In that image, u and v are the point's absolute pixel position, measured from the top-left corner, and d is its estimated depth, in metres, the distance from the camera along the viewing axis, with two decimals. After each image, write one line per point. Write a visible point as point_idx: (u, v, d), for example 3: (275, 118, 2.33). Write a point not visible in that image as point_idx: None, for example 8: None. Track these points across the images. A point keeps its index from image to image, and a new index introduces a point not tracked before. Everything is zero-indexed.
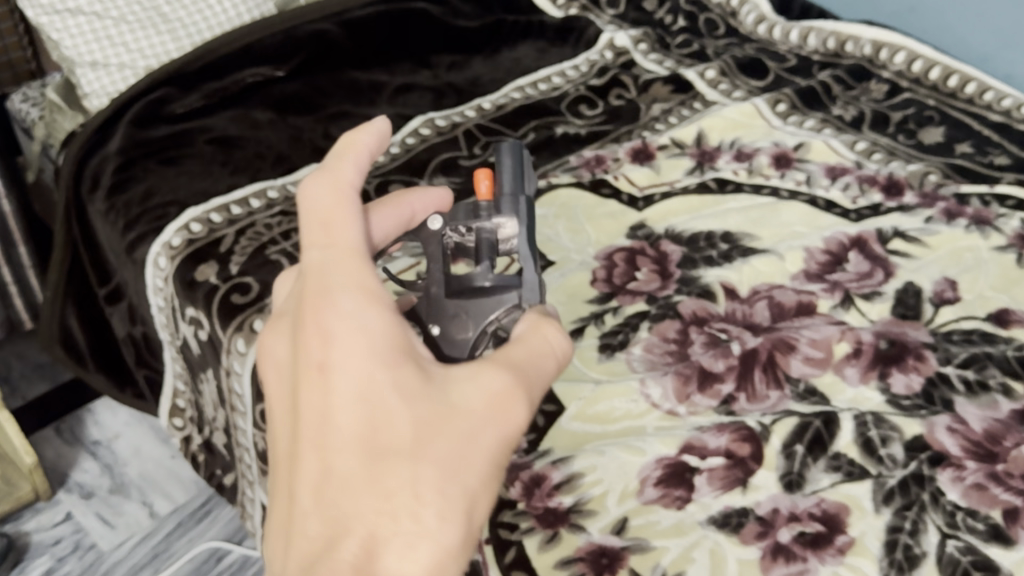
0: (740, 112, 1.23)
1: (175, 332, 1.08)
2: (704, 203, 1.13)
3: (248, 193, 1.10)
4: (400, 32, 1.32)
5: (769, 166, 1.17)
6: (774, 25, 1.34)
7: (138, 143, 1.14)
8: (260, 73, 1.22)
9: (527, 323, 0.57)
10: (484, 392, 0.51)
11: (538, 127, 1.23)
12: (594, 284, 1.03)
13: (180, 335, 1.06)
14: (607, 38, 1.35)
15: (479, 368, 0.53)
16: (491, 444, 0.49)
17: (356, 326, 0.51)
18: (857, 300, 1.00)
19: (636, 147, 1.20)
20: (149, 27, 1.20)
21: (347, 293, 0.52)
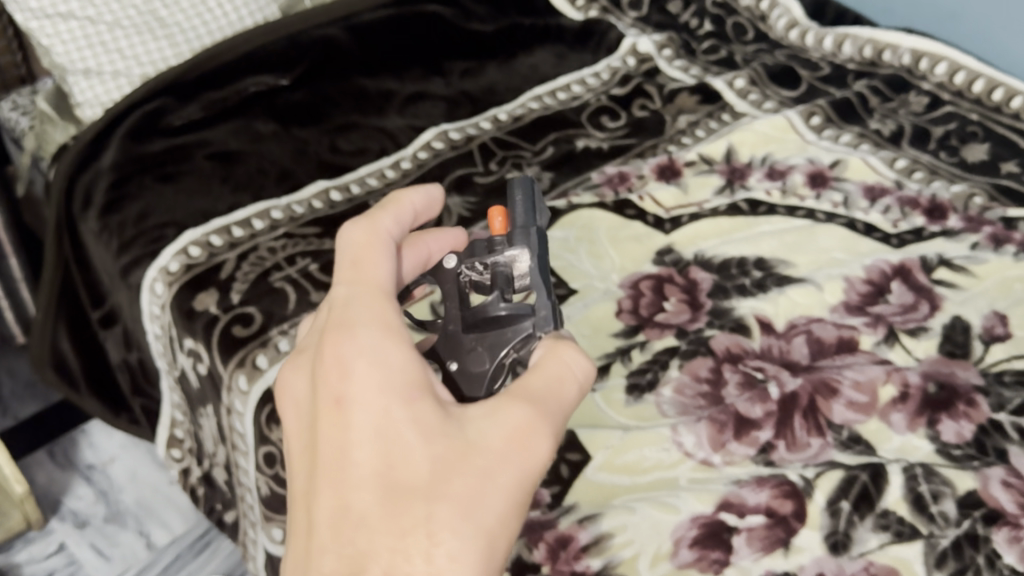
0: (772, 125, 1.17)
1: (173, 361, 1.02)
2: (735, 226, 1.06)
3: (249, 213, 1.04)
4: (412, 37, 1.25)
5: (804, 186, 1.10)
6: (807, 31, 1.27)
7: (133, 158, 1.07)
8: (263, 83, 1.15)
9: (546, 347, 0.58)
10: (502, 427, 0.52)
11: (557, 141, 1.17)
12: (619, 315, 0.96)
13: (178, 365, 1.00)
14: (630, 43, 1.28)
15: (500, 401, 0.54)
16: (505, 480, 0.50)
17: (383, 365, 0.53)
18: (902, 336, 0.93)
19: (662, 164, 1.13)
20: (145, 33, 1.13)
21: (367, 328, 0.55)
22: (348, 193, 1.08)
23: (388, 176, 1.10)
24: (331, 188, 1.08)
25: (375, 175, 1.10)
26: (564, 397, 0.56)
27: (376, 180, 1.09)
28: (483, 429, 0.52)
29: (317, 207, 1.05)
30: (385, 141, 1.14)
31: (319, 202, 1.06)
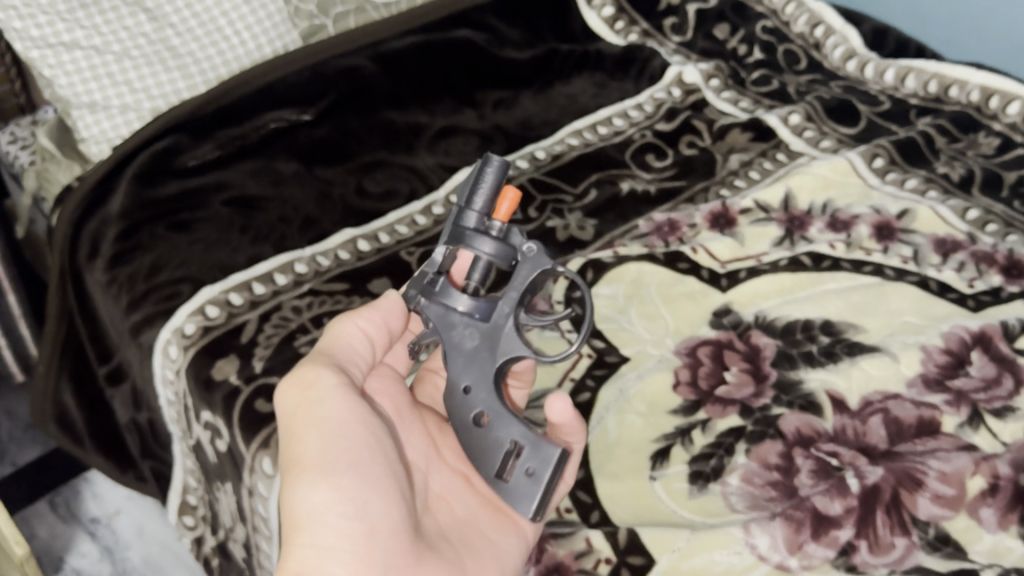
0: (832, 168, 1.08)
1: (187, 429, 0.93)
2: (798, 283, 0.98)
3: (271, 267, 0.96)
4: (443, 64, 1.16)
5: (870, 238, 1.01)
6: (866, 62, 1.19)
7: (150, 200, 1.00)
8: (283, 118, 1.07)
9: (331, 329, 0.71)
10: (315, 387, 0.65)
11: (600, 183, 1.08)
12: (676, 389, 0.88)
13: (194, 436, 0.92)
14: (675, 72, 1.20)
15: (305, 369, 0.66)
16: (351, 431, 0.63)
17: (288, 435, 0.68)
18: (988, 417, 0.85)
19: (715, 211, 1.04)
20: (157, 63, 1.04)
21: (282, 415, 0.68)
22: (379, 242, 0.99)
23: (419, 223, 1.02)
24: (358, 237, 0.99)
25: (406, 222, 1.01)
26: (343, 344, 0.70)
27: (407, 227, 1.01)
28: (324, 404, 0.64)
29: (344, 259, 0.97)
30: (415, 181, 1.06)
31: (346, 253, 0.98)
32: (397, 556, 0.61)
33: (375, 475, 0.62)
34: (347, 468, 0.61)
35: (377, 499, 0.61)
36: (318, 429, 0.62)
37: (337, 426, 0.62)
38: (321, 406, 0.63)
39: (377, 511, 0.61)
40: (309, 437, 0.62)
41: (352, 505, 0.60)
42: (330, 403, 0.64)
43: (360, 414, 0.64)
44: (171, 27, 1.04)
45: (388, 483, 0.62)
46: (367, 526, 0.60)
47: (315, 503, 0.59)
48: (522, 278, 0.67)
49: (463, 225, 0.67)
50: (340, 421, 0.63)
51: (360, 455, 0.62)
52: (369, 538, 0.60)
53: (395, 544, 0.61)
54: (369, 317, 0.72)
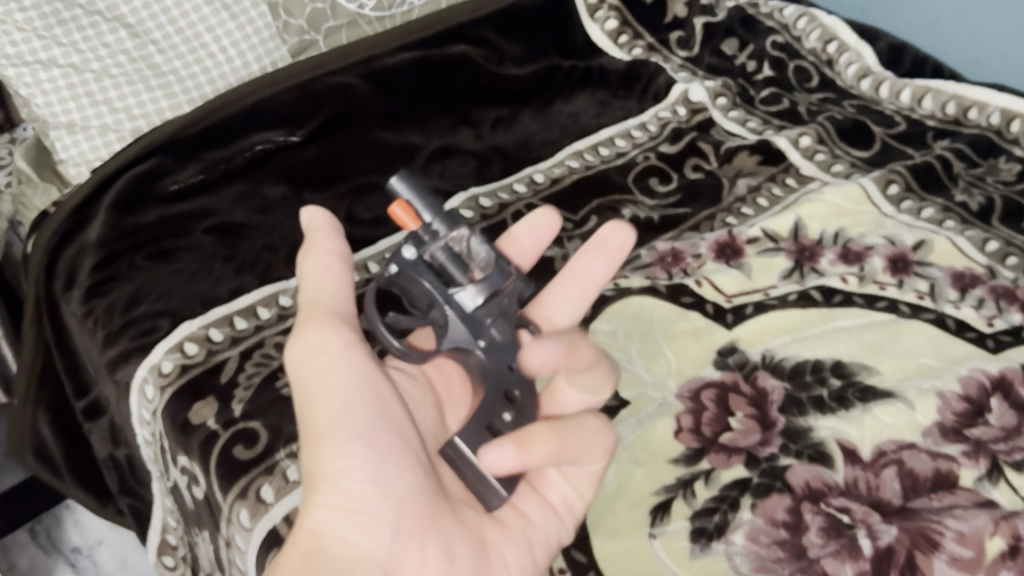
0: (845, 194, 1.03)
1: (165, 471, 0.89)
2: (808, 320, 0.93)
3: (254, 299, 0.91)
4: (439, 81, 1.11)
5: (884, 272, 0.97)
6: (881, 81, 1.13)
7: (132, 219, 0.95)
8: (271, 140, 1.02)
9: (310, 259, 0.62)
10: (319, 346, 0.59)
11: (601, 209, 1.03)
12: (678, 436, 0.84)
13: (172, 478, 0.88)
14: (681, 90, 1.15)
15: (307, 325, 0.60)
16: (355, 393, 0.59)
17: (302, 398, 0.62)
18: (1007, 470, 0.81)
19: (721, 241, 1.00)
20: (138, 82, 0.99)
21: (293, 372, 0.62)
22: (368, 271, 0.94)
23: None
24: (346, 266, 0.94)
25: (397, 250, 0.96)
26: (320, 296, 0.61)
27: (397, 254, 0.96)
28: (323, 370, 0.59)
29: None
30: None
31: None
32: (414, 520, 0.57)
33: (387, 440, 0.58)
34: (359, 434, 0.58)
35: (390, 462, 0.57)
36: (330, 395, 0.59)
37: (348, 393, 0.59)
38: (338, 368, 0.59)
39: (391, 476, 0.57)
40: (321, 405, 0.58)
41: (365, 469, 0.57)
42: (342, 367, 0.59)
43: (371, 376, 0.60)
44: (154, 43, 1.00)
45: (404, 446, 0.59)
46: (381, 490, 0.57)
47: (336, 467, 0.57)
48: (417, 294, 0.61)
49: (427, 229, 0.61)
50: (349, 384, 0.59)
51: (369, 419, 0.58)
52: (383, 502, 0.57)
53: (414, 507, 0.57)
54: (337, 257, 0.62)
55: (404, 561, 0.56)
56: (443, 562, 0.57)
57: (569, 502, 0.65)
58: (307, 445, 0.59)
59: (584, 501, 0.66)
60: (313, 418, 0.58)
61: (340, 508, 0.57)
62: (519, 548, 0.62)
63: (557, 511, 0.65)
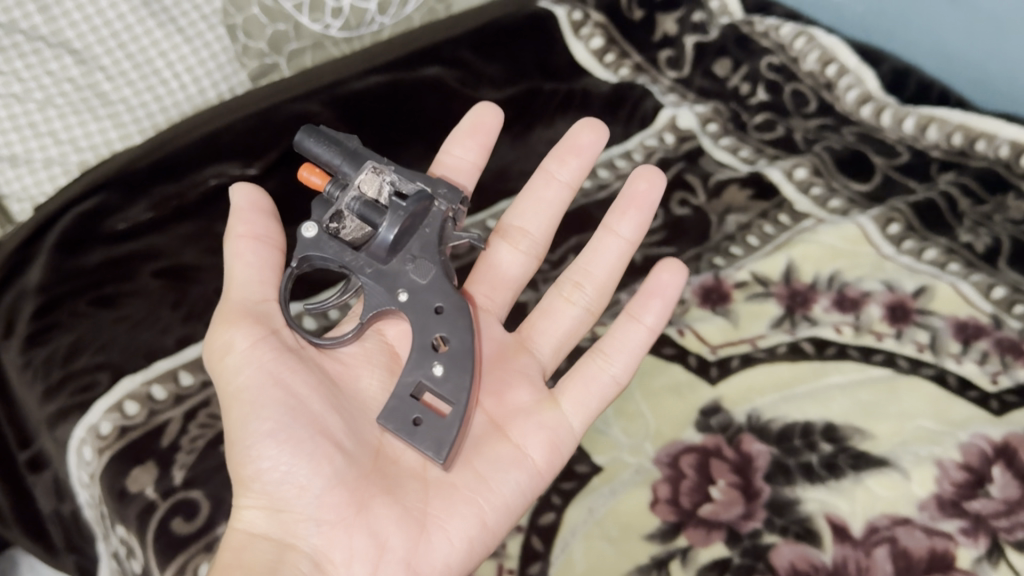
0: (841, 234, 0.96)
1: (107, 535, 0.83)
2: (798, 376, 0.86)
3: (202, 351, 0.85)
4: (410, 108, 1.04)
5: (881, 321, 0.90)
6: (883, 108, 1.06)
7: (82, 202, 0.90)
8: (226, 173, 0.96)
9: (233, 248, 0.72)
10: (231, 347, 0.67)
11: (579, 248, 0.97)
12: (654, 508, 0.77)
13: (113, 545, 0.82)
14: (669, 116, 1.08)
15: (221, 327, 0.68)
16: (262, 395, 0.64)
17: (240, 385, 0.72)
18: (1008, 551, 0.75)
19: (706, 285, 0.93)
20: (84, 112, 0.92)
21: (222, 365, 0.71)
22: (327, 319, 0.90)
23: None
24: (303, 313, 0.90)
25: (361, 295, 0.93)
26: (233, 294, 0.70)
27: None
28: (239, 370, 0.66)
29: None
30: None
31: None
32: (335, 510, 0.62)
33: (298, 438, 0.63)
34: (267, 434, 0.63)
35: (301, 461, 0.63)
36: (239, 399, 0.65)
37: (257, 393, 0.65)
38: (239, 374, 0.66)
39: (303, 471, 0.63)
40: (232, 411, 0.65)
41: (279, 468, 0.63)
42: (246, 366, 0.65)
43: (279, 374, 0.65)
44: (103, 70, 0.93)
45: (316, 442, 0.63)
46: (297, 487, 0.63)
47: (252, 471, 0.64)
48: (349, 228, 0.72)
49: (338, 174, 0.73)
50: (256, 386, 0.65)
51: (278, 418, 0.63)
52: (301, 497, 0.63)
53: (333, 496, 0.63)
54: (246, 244, 0.71)
55: (327, 551, 0.62)
56: (371, 547, 0.62)
57: (556, 442, 0.71)
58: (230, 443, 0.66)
59: (555, 454, 0.71)
60: (228, 419, 0.66)
61: (265, 508, 0.63)
62: (464, 517, 0.65)
63: (509, 465, 0.68)
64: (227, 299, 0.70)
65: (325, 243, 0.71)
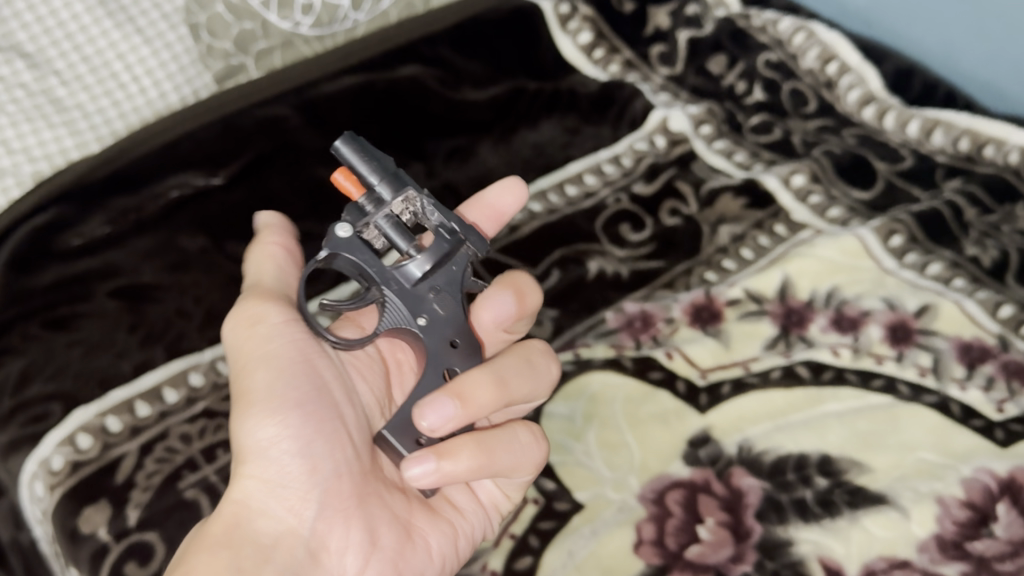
0: (840, 248, 0.91)
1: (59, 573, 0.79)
2: (793, 404, 0.81)
3: (160, 378, 0.80)
4: (385, 112, 0.99)
5: (882, 343, 0.85)
6: (886, 110, 1.01)
7: (87, 172, 0.87)
8: (189, 184, 0.91)
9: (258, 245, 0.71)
10: (260, 320, 0.66)
11: (565, 261, 0.92)
12: (639, 550, 0.72)
13: None
14: (660, 117, 1.02)
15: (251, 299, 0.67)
16: (291, 372, 0.65)
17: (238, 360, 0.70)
18: None
19: (697, 303, 0.88)
20: (38, 119, 0.87)
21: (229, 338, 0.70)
22: None
23: None
24: None
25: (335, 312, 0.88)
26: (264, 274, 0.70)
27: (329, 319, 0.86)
28: (269, 339, 0.66)
29: None
30: None
31: None
32: (339, 497, 0.64)
33: (320, 418, 0.64)
34: (292, 407, 0.64)
35: (320, 441, 0.64)
36: (265, 366, 0.65)
37: (284, 369, 0.65)
38: (269, 346, 0.65)
39: (321, 449, 0.64)
40: (254, 378, 0.64)
41: (295, 444, 0.63)
42: (276, 341, 0.66)
43: (308, 356, 0.66)
44: (56, 76, 0.87)
45: (334, 426, 0.65)
46: (310, 465, 0.63)
47: (264, 439, 0.63)
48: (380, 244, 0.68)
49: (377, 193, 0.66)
50: (287, 360, 0.65)
51: (305, 396, 0.64)
52: (310, 478, 0.63)
53: (338, 485, 0.64)
54: (282, 242, 0.72)
55: (325, 534, 0.63)
56: (365, 541, 0.64)
57: (496, 501, 0.73)
58: (237, 411, 0.64)
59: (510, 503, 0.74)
60: (247, 386, 0.64)
61: (266, 481, 0.63)
62: (443, 534, 0.69)
63: (479, 503, 0.72)
64: (256, 273, 0.70)
65: (359, 245, 0.65)
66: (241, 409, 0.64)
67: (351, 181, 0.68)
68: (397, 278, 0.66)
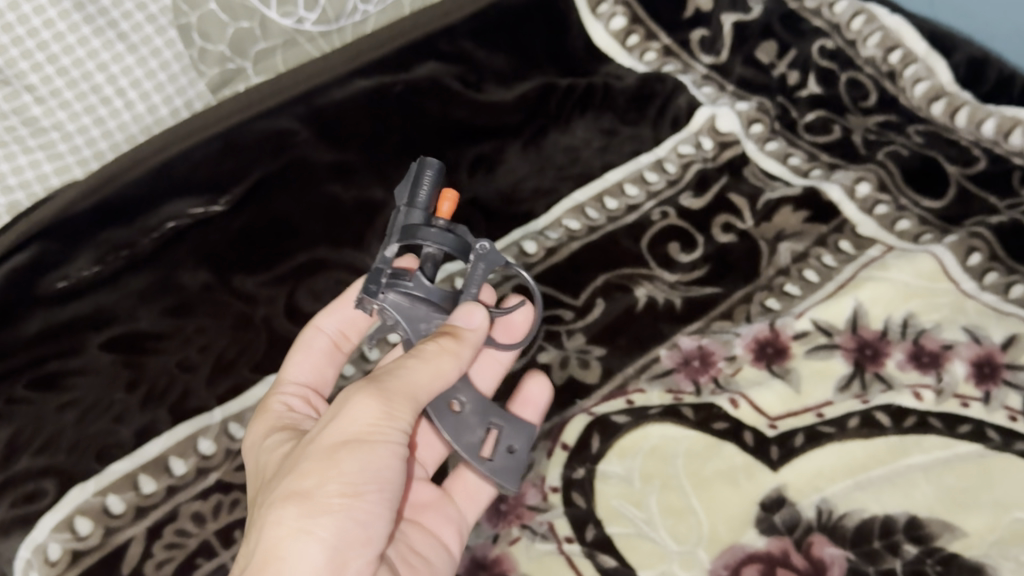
0: (916, 269, 0.82)
1: None
2: (877, 458, 0.73)
3: (166, 447, 0.71)
4: (403, 119, 0.88)
5: (967, 382, 0.76)
6: (957, 107, 0.91)
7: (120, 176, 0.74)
8: (186, 214, 0.79)
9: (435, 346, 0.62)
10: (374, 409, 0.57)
11: (610, 289, 0.83)
12: None
13: None
14: (707, 115, 0.93)
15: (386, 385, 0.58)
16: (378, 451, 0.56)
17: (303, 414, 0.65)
18: None
19: (760, 338, 0.79)
20: (13, 144, 0.76)
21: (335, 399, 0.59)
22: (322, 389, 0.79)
23: (370, 359, 0.81)
24: None
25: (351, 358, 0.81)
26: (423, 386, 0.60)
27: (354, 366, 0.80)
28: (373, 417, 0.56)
29: None
30: None
31: None
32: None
33: (381, 496, 0.57)
34: (368, 478, 0.56)
35: (374, 516, 0.56)
36: (362, 440, 0.56)
37: (381, 462, 0.56)
38: (388, 431, 0.57)
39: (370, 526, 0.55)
40: (353, 454, 0.55)
41: (356, 512, 0.55)
42: (392, 436, 0.57)
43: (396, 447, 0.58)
44: (32, 92, 0.76)
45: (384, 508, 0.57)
46: (359, 536, 0.55)
47: (334, 494, 0.54)
48: (479, 272, 0.68)
49: (411, 221, 0.66)
50: (384, 445, 0.57)
51: (380, 476, 0.56)
52: (355, 549, 0.54)
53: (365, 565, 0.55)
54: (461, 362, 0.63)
55: None
56: None
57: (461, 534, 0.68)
58: (321, 466, 0.55)
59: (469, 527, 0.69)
60: (344, 457, 0.55)
61: (314, 535, 0.52)
62: None
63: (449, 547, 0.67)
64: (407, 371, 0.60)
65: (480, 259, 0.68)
66: (327, 467, 0.54)
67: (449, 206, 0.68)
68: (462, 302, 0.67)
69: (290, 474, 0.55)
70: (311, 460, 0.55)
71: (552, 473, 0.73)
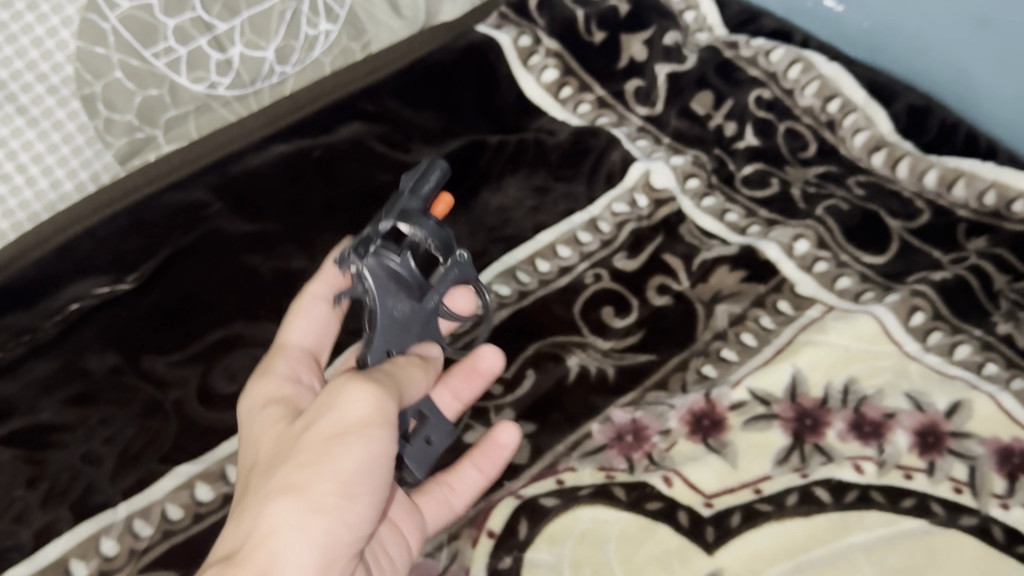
0: (857, 332, 0.79)
1: None
2: (819, 538, 0.69)
3: (66, 548, 0.66)
4: (325, 185, 0.85)
5: (910, 452, 0.73)
6: (898, 157, 0.88)
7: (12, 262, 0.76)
8: (91, 293, 0.77)
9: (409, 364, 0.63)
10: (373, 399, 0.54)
11: (541, 358, 0.80)
12: None
13: None
14: (641, 171, 0.90)
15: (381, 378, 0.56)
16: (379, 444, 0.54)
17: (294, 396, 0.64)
18: None
19: (696, 409, 0.76)
20: None
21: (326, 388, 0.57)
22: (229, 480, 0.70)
23: None
24: (196, 477, 0.70)
25: None
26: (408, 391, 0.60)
27: None
28: (364, 407, 0.54)
29: (173, 521, 0.67)
30: None
31: (177, 510, 0.68)
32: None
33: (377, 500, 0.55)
34: (366, 483, 0.54)
35: (368, 517, 0.54)
36: (362, 432, 0.53)
37: (373, 454, 0.54)
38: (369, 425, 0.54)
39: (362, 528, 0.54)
40: (338, 454, 0.52)
41: (352, 513, 0.53)
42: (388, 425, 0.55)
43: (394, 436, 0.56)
44: None
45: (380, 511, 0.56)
46: (351, 537, 0.53)
47: (329, 492, 0.52)
48: (451, 278, 0.65)
49: (412, 203, 0.63)
50: (386, 438, 0.54)
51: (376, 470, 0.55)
52: (345, 547, 0.53)
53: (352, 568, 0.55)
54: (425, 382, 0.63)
55: None
56: None
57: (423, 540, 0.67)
58: (311, 463, 0.53)
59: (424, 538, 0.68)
60: (339, 453, 0.53)
61: (305, 536, 0.51)
62: None
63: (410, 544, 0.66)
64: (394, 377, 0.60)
65: (462, 265, 0.65)
66: (315, 465, 0.53)
67: (441, 202, 0.66)
68: (432, 297, 0.64)
69: (286, 466, 0.53)
70: (302, 454, 0.53)
71: (477, 565, 0.69)
